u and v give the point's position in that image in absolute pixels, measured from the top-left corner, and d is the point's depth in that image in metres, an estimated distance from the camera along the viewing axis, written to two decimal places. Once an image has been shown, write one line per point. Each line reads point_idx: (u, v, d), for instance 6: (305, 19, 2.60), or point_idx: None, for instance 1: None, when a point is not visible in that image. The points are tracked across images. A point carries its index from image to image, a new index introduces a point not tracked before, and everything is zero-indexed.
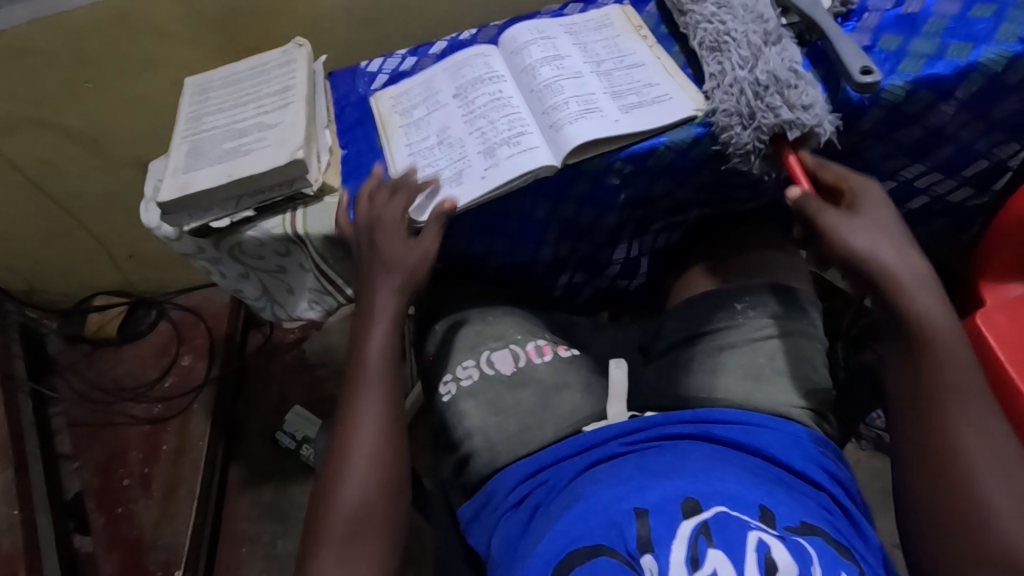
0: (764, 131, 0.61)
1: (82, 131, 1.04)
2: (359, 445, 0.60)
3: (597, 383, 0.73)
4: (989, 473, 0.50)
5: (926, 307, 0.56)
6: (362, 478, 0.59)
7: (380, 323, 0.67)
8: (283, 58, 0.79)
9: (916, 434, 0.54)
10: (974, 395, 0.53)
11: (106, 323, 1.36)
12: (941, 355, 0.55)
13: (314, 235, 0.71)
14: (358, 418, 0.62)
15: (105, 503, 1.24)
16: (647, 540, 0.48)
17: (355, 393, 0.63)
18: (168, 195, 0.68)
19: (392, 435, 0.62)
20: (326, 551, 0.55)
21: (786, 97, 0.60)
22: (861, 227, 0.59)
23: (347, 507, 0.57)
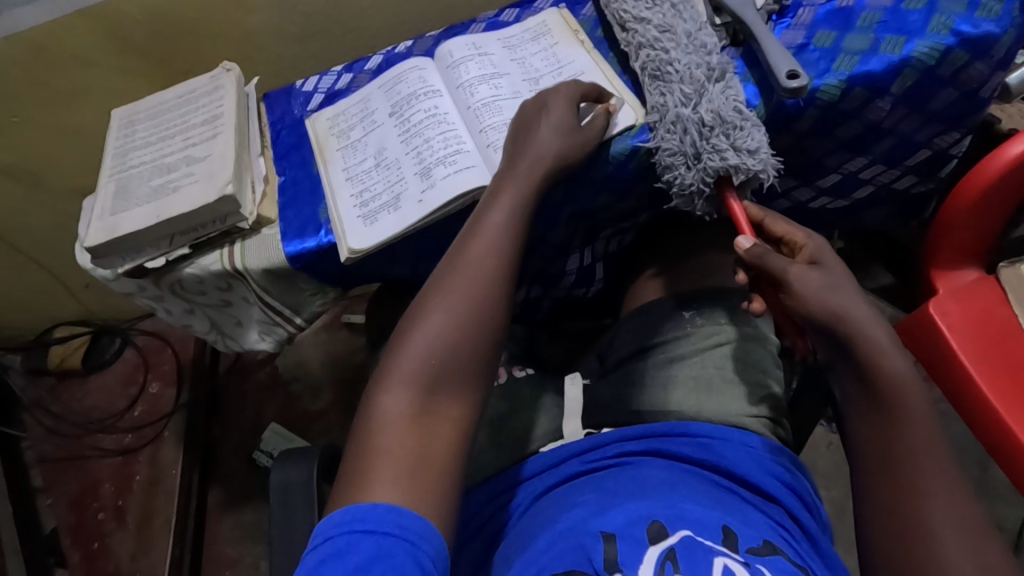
0: (710, 173, 0.59)
1: (17, 166, 1.00)
2: (421, 355, 0.52)
3: (552, 401, 0.72)
4: (946, 520, 0.48)
5: (898, 369, 0.53)
6: (445, 335, 0.53)
7: (486, 232, 0.57)
8: (211, 84, 0.76)
9: (884, 489, 0.51)
10: (932, 442, 0.51)
11: (68, 355, 1.34)
12: (916, 410, 0.52)
13: (253, 269, 0.68)
14: (461, 271, 0.55)
15: (81, 539, 1.22)
16: (613, 561, 0.47)
17: (434, 297, 0.55)
18: (95, 239, 0.65)
19: (490, 323, 0.54)
20: (390, 385, 0.50)
21: (731, 140, 0.58)
22: (822, 280, 0.54)
23: (421, 352, 0.52)
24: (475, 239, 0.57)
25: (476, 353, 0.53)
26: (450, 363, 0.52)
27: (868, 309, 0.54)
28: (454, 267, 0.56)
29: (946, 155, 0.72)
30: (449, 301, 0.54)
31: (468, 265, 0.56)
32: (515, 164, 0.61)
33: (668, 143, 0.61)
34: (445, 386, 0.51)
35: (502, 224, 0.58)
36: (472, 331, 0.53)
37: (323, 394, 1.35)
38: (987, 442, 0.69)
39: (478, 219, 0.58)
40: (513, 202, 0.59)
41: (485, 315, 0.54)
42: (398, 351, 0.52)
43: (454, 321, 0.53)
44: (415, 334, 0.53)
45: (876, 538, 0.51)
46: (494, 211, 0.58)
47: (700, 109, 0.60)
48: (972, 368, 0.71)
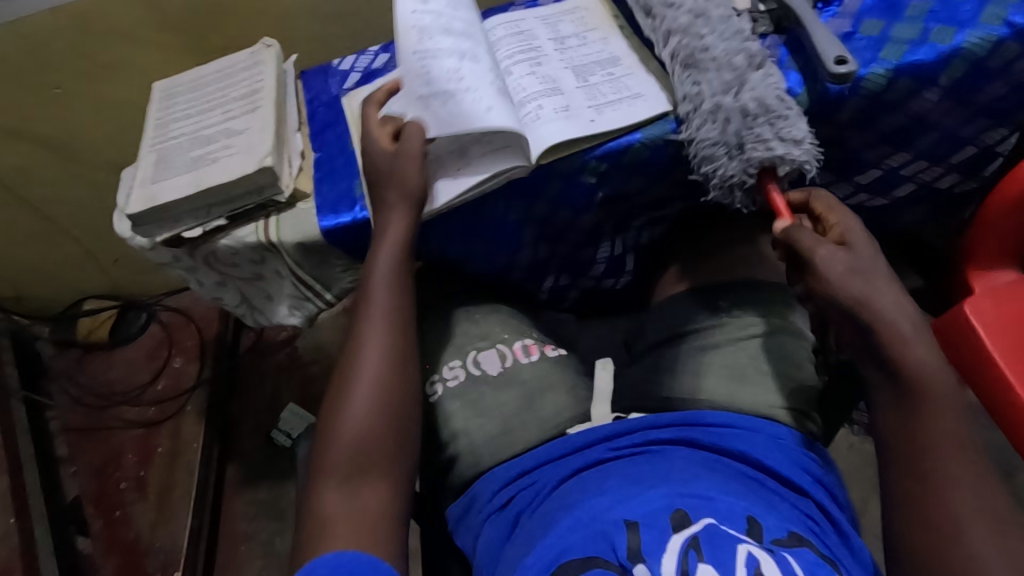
0: (753, 164, 0.58)
1: (56, 137, 1.02)
2: (349, 439, 0.57)
3: (582, 383, 0.72)
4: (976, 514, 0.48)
5: (921, 357, 0.52)
6: (363, 409, 0.59)
7: (375, 302, 0.63)
8: (250, 59, 0.77)
9: (908, 479, 0.51)
10: (957, 431, 0.50)
11: (96, 328, 1.37)
12: (937, 397, 0.51)
13: (288, 242, 0.69)
14: (363, 348, 0.61)
15: (102, 507, 1.25)
16: (637, 551, 0.47)
17: (348, 381, 0.61)
18: (136, 206, 0.66)
19: (394, 381, 0.61)
20: (325, 481, 0.56)
21: (775, 129, 0.58)
22: (849, 263, 0.54)
23: (347, 437, 0.58)
24: (370, 318, 0.63)
25: (390, 409, 0.60)
26: (374, 430, 0.58)
27: (892, 288, 0.54)
28: (356, 352, 0.62)
29: (992, 152, 0.70)
30: (359, 382, 0.60)
31: (368, 343, 0.62)
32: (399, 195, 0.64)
33: (702, 134, 0.60)
34: (375, 450, 0.58)
35: (386, 292, 0.64)
36: (386, 392, 0.60)
37: None
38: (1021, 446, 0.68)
39: (365, 289, 0.64)
40: (394, 259, 0.64)
41: (390, 375, 0.61)
42: (329, 440, 0.58)
43: (373, 393, 0.60)
44: (343, 420, 0.58)
45: (902, 529, 0.51)
46: (377, 279, 0.63)
47: (741, 98, 0.59)
48: (1010, 371, 0.69)
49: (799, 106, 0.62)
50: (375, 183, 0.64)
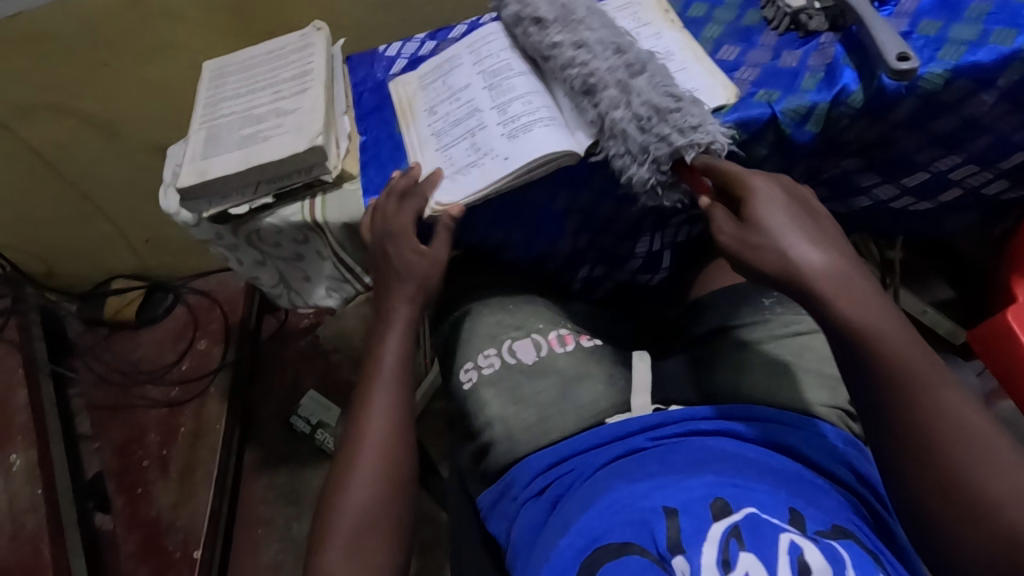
0: (662, 162, 0.60)
1: (99, 115, 1.04)
2: (356, 511, 0.57)
3: (621, 372, 0.71)
4: (977, 469, 0.46)
5: (852, 307, 0.51)
6: (369, 481, 0.58)
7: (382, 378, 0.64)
8: (301, 41, 0.77)
9: (913, 461, 0.48)
10: (938, 389, 0.48)
11: (124, 307, 1.37)
12: (904, 358, 0.49)
13: (333, 224, 0.70)
14: (366, 421, 0.62)
15: (124, 484, 1.26)
16: (677, 541, 0.46)
17: (353, 455, 0.60)
18: (187, 180, 0.67)
19: (400, 450, 0.61)
20: (332, 548, 0.55)
21: (674, 125, 0.59)
22: (760, 241, 0.54)
23: (354, 507, 0.57)
24: (374, 392, 0.63)
25: (397, 484, 0.59)
26: (376, 506, 0.57)
27: (807, 238, 0.54)
28: (360, 427, 0.62)
29: None
30: (363, 455, 0.60)
31: (371, 417, 0.62)
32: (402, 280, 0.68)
33: (616, 143, 0.62)
34: (377, 527, 0.57)
35: (392, 370, 0.65)
36: (390, 467, 0.59)
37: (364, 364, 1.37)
38: None
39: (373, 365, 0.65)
40: (400, 348, 0.67)
41: (394, 449, 0.61)
42: (332, 514, 0.57)
43: (377, 465, 0.59)
44: (349, 492, 0.58)
45: (926, 511, 0.47)
46: (386, 362, 0.65)
47: (635, 106, 0.61)
48: None
49: (854, 103, 0.62)
50: (385, 282, 0.69)
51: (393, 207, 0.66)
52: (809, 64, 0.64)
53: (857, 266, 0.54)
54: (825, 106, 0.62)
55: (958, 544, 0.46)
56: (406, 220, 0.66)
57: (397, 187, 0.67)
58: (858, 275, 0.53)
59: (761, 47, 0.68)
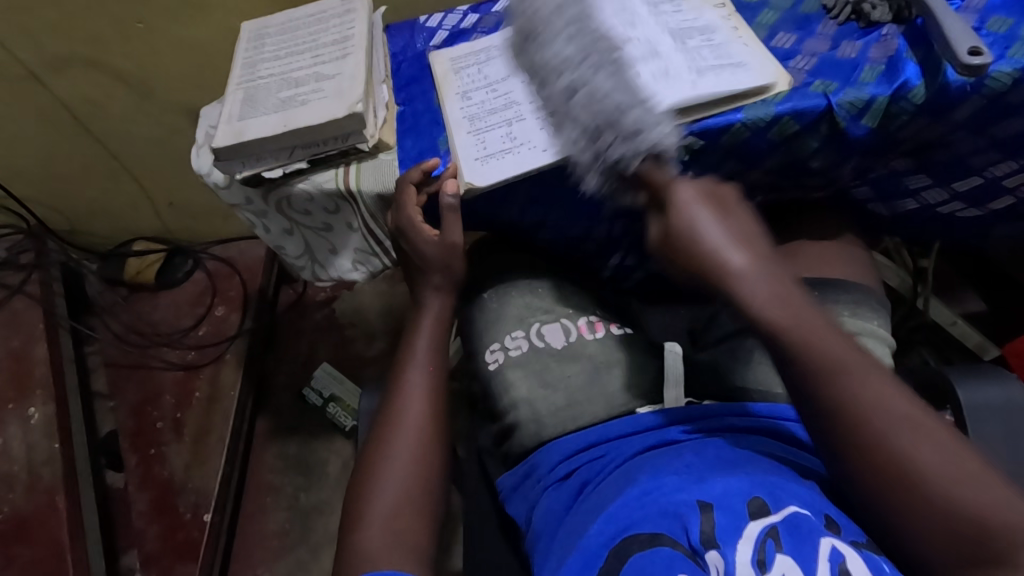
0: (610, 163, 0.59)
1: (131, 73, 1.03)
2: (388, 496, 0.57)
3: (653, 361, 0.69)
4: (929, 455, 0.44)
5: (755, 294, 0.50)
6: (404, 467, 0.58)
7: (418, 367, 0.64)
8: (343, 7, 0.76)
9: (859, 460, 0.46)
10: (868, 379, 0.47)
11: (144, 269, 1.37)
12: (830, 350, 0.48)
13: (366, 193, 0.69)
14: (400, 405, 0.62)
15: (138, 443, 1.27)
16: (710, 536, 0.46)
17: (387, 435, 0.60)
18: (223, 140, 0.66)
19: (434, 430, 0.61)
20: (365, 533, 0.54)
21: (620, 132, 0.57)
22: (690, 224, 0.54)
23: (387, 492, 0.57)
24: (413, 374, 0.63)
25: (429, 467, 0.59)
26: (413, 486, 0.57)
27: (723, 233, 0.53)
28: (395, 409, 0.62)
29: None
30: (397, 434, 0.60)
31: (407, 398, 0.62)
32: (427, 275, 0.68)
33: (576, 144, 0.61)
34: (411, 507, 0.56)
35: (425, 351, 0.65)
36: (426, 444, 0.60)
37: (379, 342, 1.36)
38: None
39: (409, 349, 0.65)
40: (435, 334, 0.67)
41: (430, 431, 0.61)
42: (365, 501, 0.57)
43: (414, 446, 0.59)
44: (382, 477, 0.57)
45: (889, 514, 0.45)
46: (425, 346, 0.66)
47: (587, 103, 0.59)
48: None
49: (915, 99, 0.59)
50: (420, 270, 0.68)
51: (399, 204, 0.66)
52: (870, 56, 0.62)
53: (779, 268, 0.52)
54: (885, 100, 0.59)
55: (929, 545, 0.43)
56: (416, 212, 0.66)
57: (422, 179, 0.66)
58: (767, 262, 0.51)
59: (819, 37, 0.66)
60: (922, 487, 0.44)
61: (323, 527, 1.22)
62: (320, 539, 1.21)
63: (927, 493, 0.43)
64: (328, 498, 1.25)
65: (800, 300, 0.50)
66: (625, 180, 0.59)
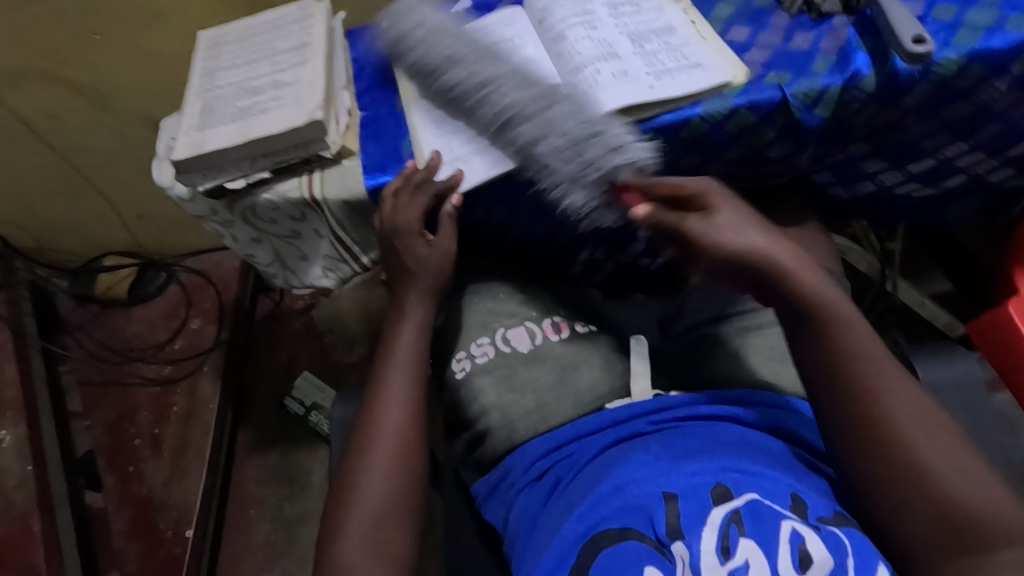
0: (597, 185, 0.61)
1: (89, 86, 1.01)
2: (368, 505, 0.57)
3: (618, 359, 0.71)
4: (922, 441, 0.49)
5: (812, 286, 0.53)
6: (378, 480, 0.58)
7: (395, 372, 0.64)
8: (300, 13, 0.75)
9: (865, 443, 0.50)
10: (891, 383, 0.51)
11: (116, 283, 1.36)
12: (849, 337, 0.52)
13: (332, 200, 0.68)
14: (376, 413, 0.61)
15: (116, 462, 1.25)
16: (676, 526, 0.47)
17: (363, 446, 0.60)
18: (182, 153, 0.66)
19: (411, 437, 0.60)
20: (345, 545, 0.55)
21: (604, 147, 0.60)
22: (729, 220, 0.56)
23: (366, 504, 0.57)
24: (383, 378, 0.63)
25: (403, 476, 0.59)
26: (388, 490, 0.57)
27: (761, 235, 0.55)
28: (368, 416, 0.61)
29: None
30: (373, 443, 0.59)
31: (380, 403, 0.62)
32: (415, 278, 0.67)
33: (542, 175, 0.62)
34: (392, 518, 0.57)
35: (405, 355, 0.65)
36: (404, 451, 0.60)
37: (359, 346, 1.35)
38: None
39: (386, 352, 0.65)
40: (417, 338, 0.66)
41: (402, 433, 0.60)
42: (343, 516, 0.56)
43: (392, 453, 0.59)
44: (363, 490, 0.57)
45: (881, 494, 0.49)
46: (398, 348, 0.65)
47: (560, 114, 0.61)
48: None
49: (866, 88, 0.61)
50: (401, 274, 0.68)
51: (390, 207, 0.65)
52: (822, 47, 0.63)
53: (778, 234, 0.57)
54: (837, 89, 0.61)
55: (915, 531, 0.48)
56: (415, 215, 0.64)
57: (411, 178, 0.64)
58: (805, 254, 0.55)
59: (772, 29, 0.67)
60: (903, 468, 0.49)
61: (309, 538, 1.21)
62: (305, 548, 1.20)
63: (909, 473, 0.48)
64: (313, 506, 1.24)
65: (783, 244, 0.55)
66: (612, 192, 0.62)
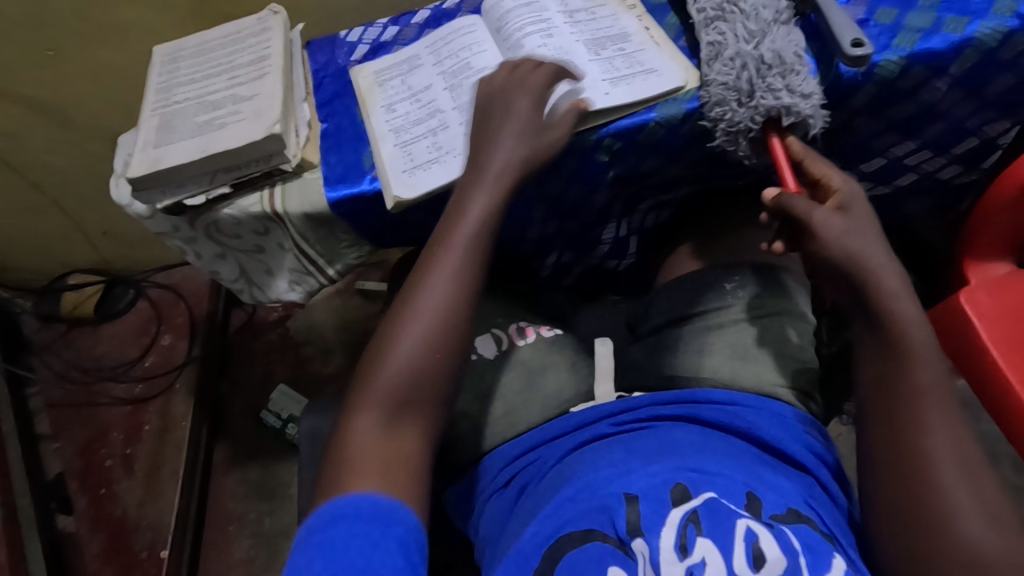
0: (761, 111, 0.59)
1: (47, 103, 0.99)
2: (388, 385, 0.53)
3: (583, 361, 0.73)
4: (957, 483, 0.48)
5: (908, 311, 0.53)
6: (405, 360, 0.54)
7: (448, 252, 0.57)
8: (258, 25, 0.75)
9: (902, 479, 0.50)
10: (941, 419, 0.50)
11: (82, 302, 1.33)
12: (923, 372, 0.52)
13: (293, 213, 0.68)
14: (421, 295, 0.56)
15: (88, 484, 1.23)
16: (636, 525, 0.48)
17: (399, 322, 0.55)
18: (138, 170, 0.65)
19: (456, 335, 0.55)
20: (356, 420, 0.51)
21: (787, 81, 0.59)
22: (845, 226, 0.56)
23: (386, 384, 0.53)
24: (437, 256, 0.57)
25: None
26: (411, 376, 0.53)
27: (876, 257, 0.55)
28: (411, 293, 0.57)
29: (993, 144, 0.71)
30: (408, 323, 0.55)
31: (427, 284, 0.56)
32: (482, 164, 0.61)
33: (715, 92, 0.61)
34: (409, 412, 0.53)
35: (463, 240, 0.58)
36: (439, 347, 0.55)
37: (336, 357, 1.34)
38: (983, 394, 0.73)
39: (447, 226, 0.59)
40: (483, 216, 0.59)
41: (443, 327, 0.55)
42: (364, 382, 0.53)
43: (424, 340, 0.54)
44: (386, 361, 0.54)
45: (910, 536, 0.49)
46: (458, 230, 0.58)
47: (725, 60, 0.61)
48: (1001, 361, 0.71)
49: None
50: None
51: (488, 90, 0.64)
52: None
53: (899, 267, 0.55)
54: None
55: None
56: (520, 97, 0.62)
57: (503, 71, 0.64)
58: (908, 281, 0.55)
59: None
60: (932, 510, 0.48)
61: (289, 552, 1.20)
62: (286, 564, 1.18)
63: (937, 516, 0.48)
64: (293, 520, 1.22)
65: (894, 274, 0.55)
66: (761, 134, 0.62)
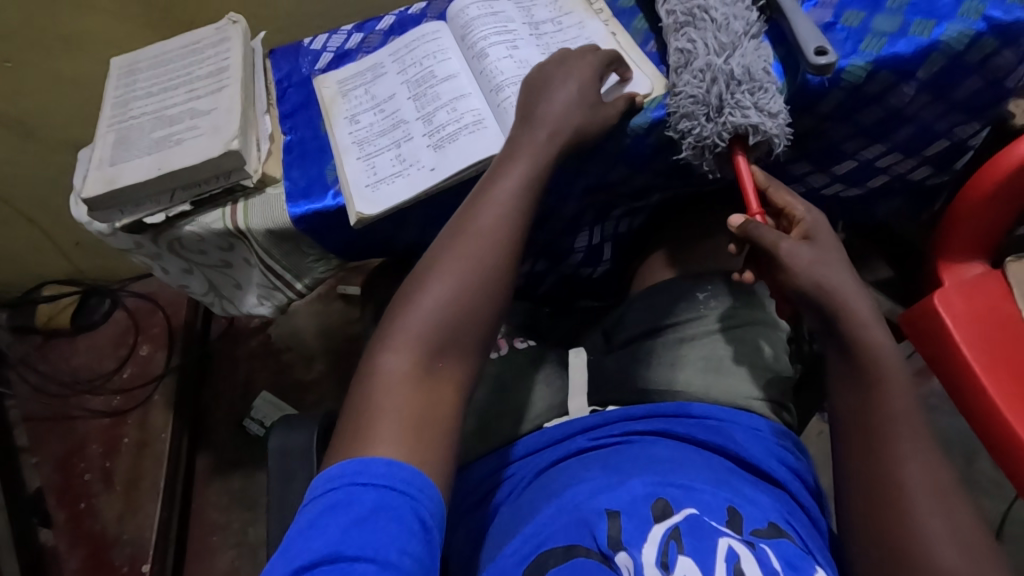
0: (728, 128, 0.58)
1: (6, 115, 0.97)
2: (420, 327, 0.51)
3: (557, 373, 0.72)
4: (931, 513, 0.48)
5: (878, 339, 0.53)
6: (439, 308, 0.52)
7: (490, 207, 0.56)
8: (217, 35, 0.73)
9: (879, 508, 0.49)
10: (917, 451, 0.50)
11: (56, 313, 1.31)
12: (897, 403, 0.52)
13: (257, 230, 0.66)
14: (461, 247, 0.55)
15: (67, 499, 1.21)
16: (617, 540, 0.47)
17: (435, 267, 0.54)
18: (93, 189, 0.63)
19: (495, 289, 0.54)
20: (387, 355, 0.50)
21: (754, 100, 0.58)
22: (814, 256, 0.55)
23: (417, 325, 0.51)
24: (477, 206, 0.56)
25: None
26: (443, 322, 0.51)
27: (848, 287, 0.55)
28: (451, 239, 0.55)
29: (964, 145, 0.71)
30: (445, 271, 0.53)
31: (465, 232, 0.55)
32: (533, 131, 0.59)
33: (686, 106, 0.60)
34: (444, 364, 0.50)
35: (508, 192, 0.57)
36: (476, 299, 0.53)
37: (318, 363, 1.33)
38: (958, 397, 0.73)
39: (489, 183, 0.57)
40: (525, 175, 0.58)
41: (481, 278, 0.53)
42: (398, 321, 0.51)
43: (458, 290, 0.53)
44: (419, 302, 0.52)
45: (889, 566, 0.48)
46: (501, 184, 0.57)
47: (696, 70, 0.60)
48: (975, 364, 0.71)
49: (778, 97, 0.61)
50: None
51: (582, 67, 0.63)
52: None
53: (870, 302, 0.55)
54: None
55: None
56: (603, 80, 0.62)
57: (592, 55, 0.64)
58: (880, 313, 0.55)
59: None
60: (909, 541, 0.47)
61: None
62: None
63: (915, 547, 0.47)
64: None
65: (867, 307, 0.55)
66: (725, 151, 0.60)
